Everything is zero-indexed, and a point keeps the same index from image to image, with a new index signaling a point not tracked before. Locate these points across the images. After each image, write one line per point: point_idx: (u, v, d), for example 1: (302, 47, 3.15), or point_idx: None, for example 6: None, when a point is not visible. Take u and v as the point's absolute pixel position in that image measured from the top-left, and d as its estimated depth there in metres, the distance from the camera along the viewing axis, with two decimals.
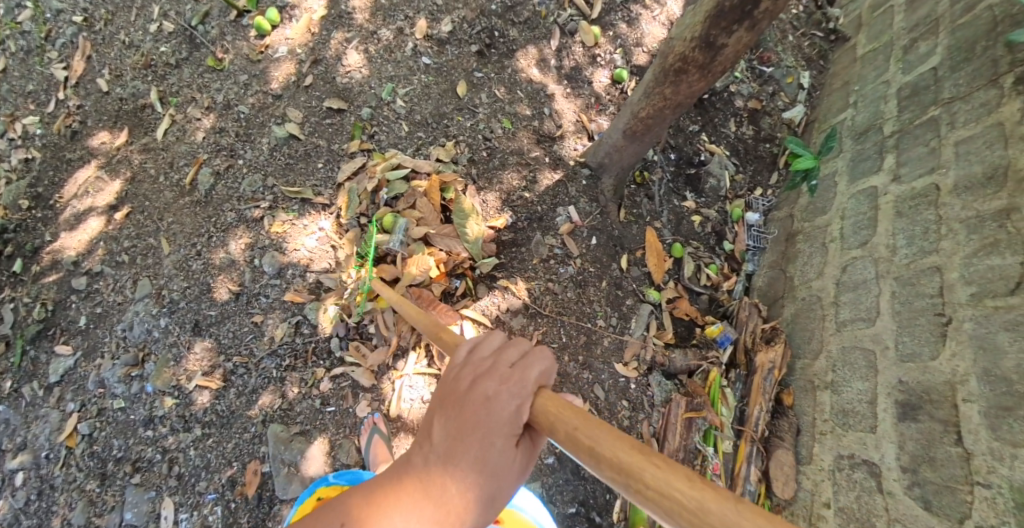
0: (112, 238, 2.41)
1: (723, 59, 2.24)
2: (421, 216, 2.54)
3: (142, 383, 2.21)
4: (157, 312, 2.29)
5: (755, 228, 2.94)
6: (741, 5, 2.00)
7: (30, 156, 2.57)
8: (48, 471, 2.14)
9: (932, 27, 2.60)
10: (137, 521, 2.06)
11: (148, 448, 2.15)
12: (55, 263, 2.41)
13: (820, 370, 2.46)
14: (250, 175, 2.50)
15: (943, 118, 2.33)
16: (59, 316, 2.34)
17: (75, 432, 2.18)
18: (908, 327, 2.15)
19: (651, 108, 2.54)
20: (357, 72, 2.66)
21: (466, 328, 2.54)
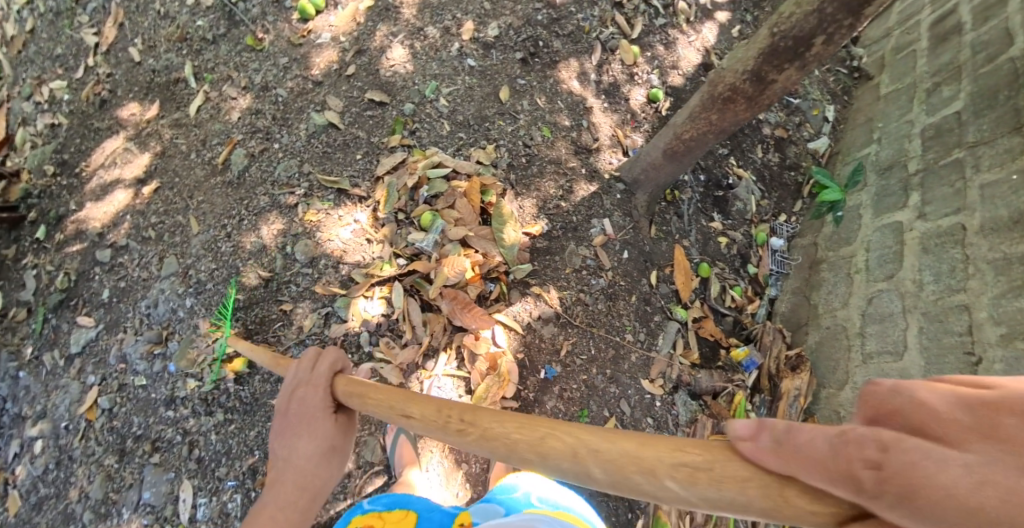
0: (138, 213, 2.43)
1: (771, 94, 2.29)
2: (460, 217, 2.49)
3: (164, 362, 2.24)
4: (182, 292, 2.33)
5: (778, 253, 3.02)
6: (795, 46, 2.08)
7: (56, 122, 2.68)
8: (67, 441, 2.21)
9: (955, 73, 2.77)
10: (155, 502, 2.10)
11: (168, 428, 2.17)
12: (78, 233, 2.44)
13: (845, 400, 2.55)
14: (285, 160, 2.48)
15: (968, 161, 2.48)
16: (81, 287, 2.40)
17: (95, 405, 2.23)
18: (938, 364, 2.28)
19: (694, 131, 2.55)
20: (401, 67, 2.62)
21: (497, 333, 2.49)
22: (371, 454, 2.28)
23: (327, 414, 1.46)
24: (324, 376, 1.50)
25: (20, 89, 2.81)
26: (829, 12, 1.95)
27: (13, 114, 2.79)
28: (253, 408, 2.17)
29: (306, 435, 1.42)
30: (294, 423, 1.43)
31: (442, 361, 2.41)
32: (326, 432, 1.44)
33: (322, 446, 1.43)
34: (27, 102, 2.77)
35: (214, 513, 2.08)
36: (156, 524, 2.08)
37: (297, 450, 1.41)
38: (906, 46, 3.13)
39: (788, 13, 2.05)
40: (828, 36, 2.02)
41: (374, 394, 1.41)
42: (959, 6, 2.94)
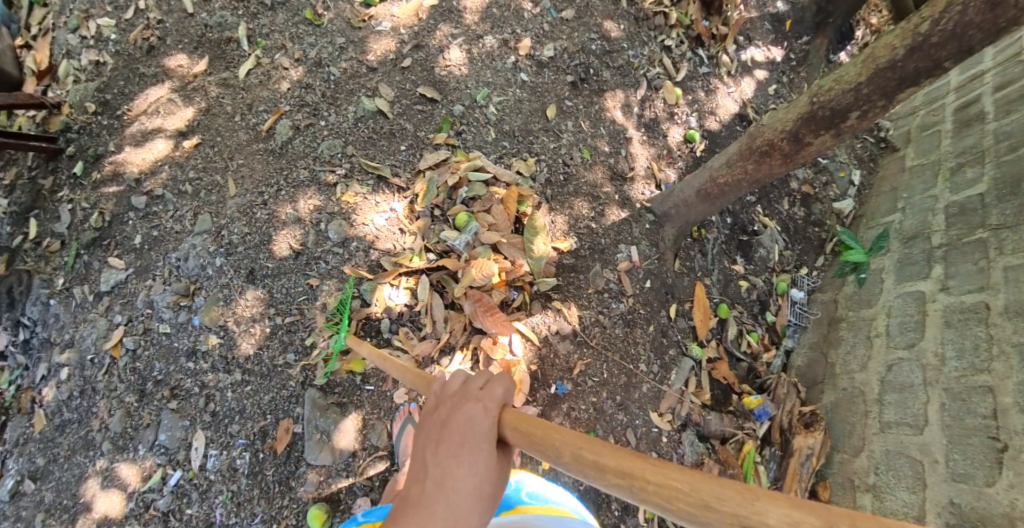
0: (177, 165, 2.42)
1: (807, 156, 2.30)
2: (493, 222, 2.50)
3: (190, 314, 2.29)
4: (213, 250, 2.35)
5: (797, 305, 3.02)
6: (831, 116, 2.12)
7: (102, 60, 2.53)
8: (92, 373, 2.24)
9: (979, 157, 2.72)
10: (169, 445, 2.16)
11: (187, 379, 2.24)
12: (117, 174, 2.42)
13: (861, 469, 2.48)
14: (330, 139, 2.49)
15: (991, 242, 2.41)
16: (115, 228, 2.39)
17: (121, 344, 2.27)
18: (961, 446, 2.18)
19: (729, 177, 2.54)
20: (457, 69, 2.67)
21: (514, 341, 2.44)
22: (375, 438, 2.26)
23: (486, 446, 1.15)
24: (485, 401, 1.21)
25: (65, 20, 2.61)
26: (865, 92, 2.01)
27: (55, 43, 2.60)
28: (272, 374, 2.27)
29: (461, 466, 1.12)
30: (445, 447, 1.15)
31: (457, 360, 2.39)
32: (482, 470, 1.13)
33: (474, 488, 1.11)
34: (72, 34, 2.57)
35: (223, 467, 2.16)
36: (168, 466, 2.15)
37: (449, 483, 1.10)
38: (932, 125, 3.15)
39: (830, 86, 2.11)
40: (863, 113, 2.05)
41: (529, 426, 1.16)
42: (983, 94, 2.91)
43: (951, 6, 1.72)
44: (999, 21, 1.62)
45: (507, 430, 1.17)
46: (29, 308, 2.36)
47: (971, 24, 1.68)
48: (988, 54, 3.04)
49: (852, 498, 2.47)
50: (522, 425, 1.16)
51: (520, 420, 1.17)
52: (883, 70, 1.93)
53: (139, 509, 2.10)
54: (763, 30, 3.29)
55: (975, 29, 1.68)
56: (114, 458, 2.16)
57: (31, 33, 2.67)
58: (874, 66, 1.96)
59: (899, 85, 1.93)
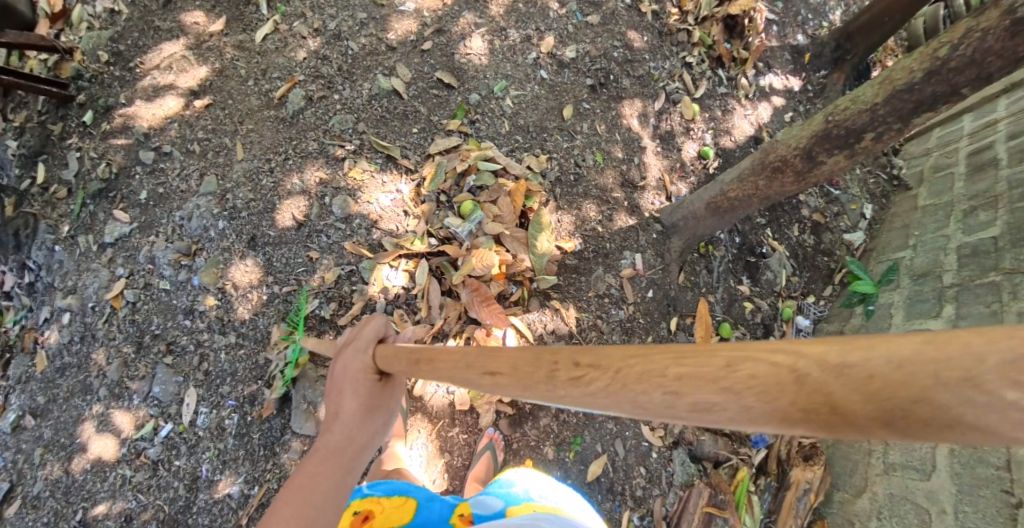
0: (186, 124, 2.36)
1: (820, 174, 2.24)
2: (498, 214, 2.42)
3: (190, 274, 2.19)
4: (217, 213, 2.25)
5: (802, 332, 2.92)
6: (846, 136, 2.08)
7: (117, 9, 2.53)
8: (93, 320, 2.14)
9: (991, 201, 2.64)
10: (162, 398, 2.08)
11: (183, 336, 2.14)
12: (126, 127, 2.35)
13: (860, 510, 2.41)
14: (342, 114, 2.45)
15: (1005, 286, 2.35)
16: (121, 182, 2.29)
17: (122, 295, 2.16)
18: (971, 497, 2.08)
19: (740, 192, 2.48)
20: (477, 58, 2.67)
21: (509, 336, 2.35)
22: None
23: (368, 372, 1.31)
24: (364, 340, 1.36)
25: None
26: (881, 114, 1.98)
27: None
28: (266, 340, 2.16)
29: (346, 397, 1.28)
30: (336, 384, 1.30)
31: None
32: (364, 394, 1.29)
33: (362, 410, 1.28)
34: None
35: (212, 425, 2.08)
36: (161, 417, 2.07)
37: (338, 413, 1.27)
38: (945, 167, 3.00)
39: (845, 106, 2.08)
40: (879, 134, 2.02)
41: (399, 352, 1.25)
42: (995, 142, 2.78)
43: (971, 33, 1.76)
44: (1019, 51, 1.67)
45: (381, 358, 1.31)
46: (35, 252, 2.25)
47: (989, 52, 1.72)
48: (1002, 102, 2.90)
49: None
50: (393, 356, 1.27)
51: (395, 350, 1.28)
52: (899, 93, 1.93)
53: (131, 456, 2.03)
54: (782, 59, 3.26)
55: (993, 57, 1.72)
56: (110, 405, 2.07)
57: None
58: (891, 89, 1.95)
59: (916, 109, 1.93)
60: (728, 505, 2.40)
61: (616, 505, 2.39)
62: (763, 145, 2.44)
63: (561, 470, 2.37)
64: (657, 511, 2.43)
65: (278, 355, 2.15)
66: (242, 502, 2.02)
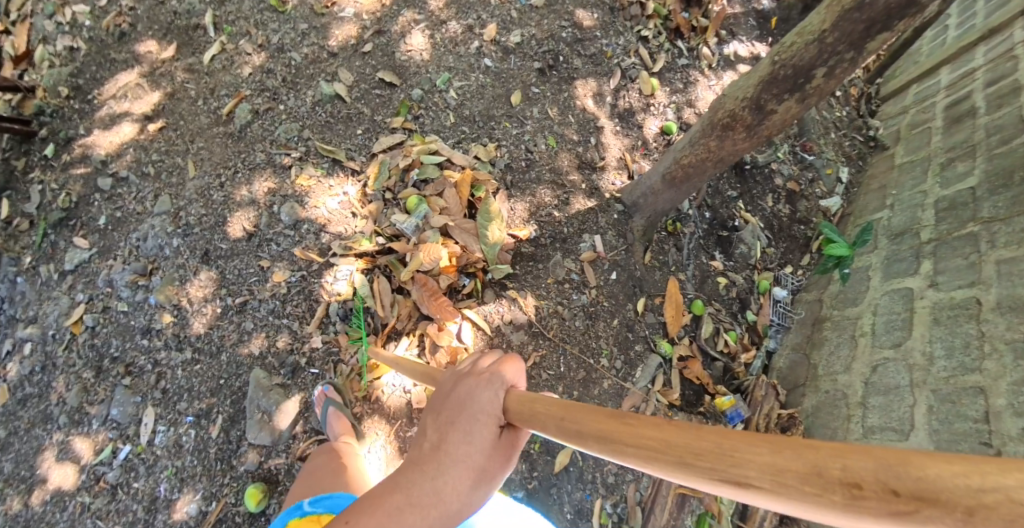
0: (142, 148, 2.42)
1: (771, 126, 2.14)
2: (445, 206, 2.44)
3: (146, 293, 2.26)
4: (171, 232, 2.31)
5: (781, 304, 2.83)
6: (794, 76, 1.97)
7: (76, 46, 2.57)
8: (53, 349, 2.23)
9: (970, 150, 2.53)
10: (121, 419, 2.16)
11: (141, 356, 2.22)
12: (84, 157, 2.43)
13: None
14: (287, 122, 2.48)
15: (982, 235, 2.23)
16: (81, 209, 2.38)
17: (81, 321, 2.25)
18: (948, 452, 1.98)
19: (693, 158, 2.39)
20: (419, 54, 2.67)
21: (462, 329, 2.36)
22: (318, 422, 2.23)
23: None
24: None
25: (43, 6, 2.63)
26: (829, 42, 1.85)
27: (34, 30, 2.61)
28: (220, 350, 2.25)
29: (457, 436, 1.01)
30: (453, 415, 1.03)
31: (403, 345, 2.31)
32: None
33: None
34: (49, 20, 2.60)
35: (169, 442, 2.15)
36: (119, 440, 2.15)
37: (445, 450, 1.00)
38: (922, 123, 2.91)
39: (791, 43, 1.96)
40: (829, 69, 1.91)
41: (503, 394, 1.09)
42: (973, 92, 2.70)
43: None
44: None
45: (511, 407, 1.02)
46: None
47: None
48: (979, 51, 2.83)
49: None
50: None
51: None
52: (848, 13, 1.78)
53: (90, 482, 2.11)
54: (747, 25, 3.16)
55: None
56: (70, 432, 2.16)
57: (13, 19, 2.65)
58: (838, 10, 1.80)
59: (867, 29, 1.77)
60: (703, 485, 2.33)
61: (587, 494, 2.33)
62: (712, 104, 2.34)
63: (526, 462, 2.32)
64: (630, 497, 2.37)
65: (226, 369, 2.23)
66: (201, 519, 2.09)
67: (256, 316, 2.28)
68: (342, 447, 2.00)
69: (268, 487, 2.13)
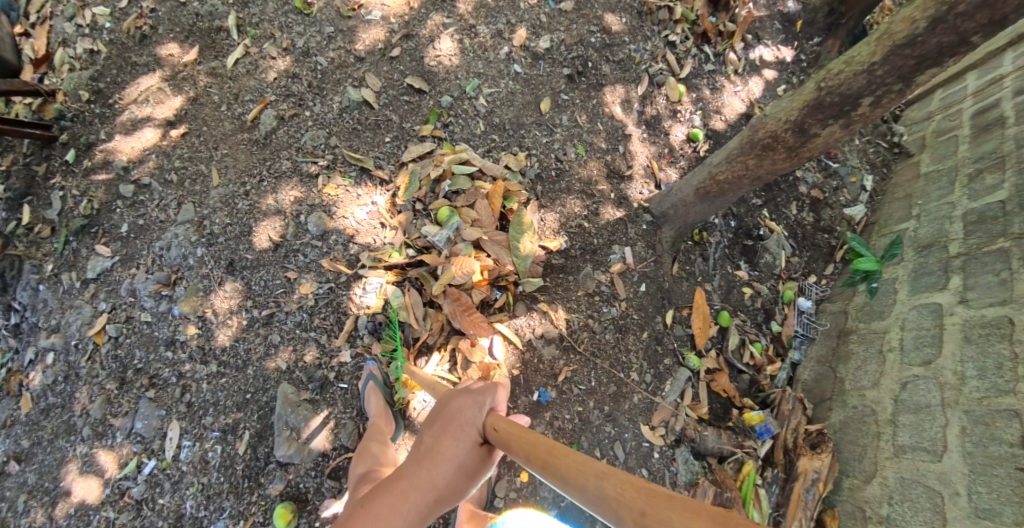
0: (164, 154, 2.29)
1: (812, 149, 2.13)
2: (477, 218, 2.33)
3: (170, 304, 2.12)
4: (195, 241, 2.18)
5: (805, 315, 2.84)
6: (841, 103, 1.94)
7: (96, 48, 2.41)
8: (76, 359, 2.08)
9: (999, 162, 2.53)
10: (145, 433, 2.01)
11: (165, 368, 2.07)
12: (106, 162, 2.28)
13: (872, 497, 2.29)
14: (313, 129, 2.37)
15: (1013, 251, 2.24)
16: (102, 216, 2.23)
17: (103, 331, 2.11)
18: (983, 476, 2.01)
19: (729, 174, 2.39)
20: (447, 59, 2.60)
21: (495, 344, 2.25)
22: (347, 438, 2.07)
23: (473, 439, 1.41)
24: (471, 408, 1.44)
25: (64, 8, 2.48)
26: (878, 74, 1.82)
27: (53, 32, 2.46)
28: (248, 364, 2.10)
29: (449, 438, 1.41)
30: (447, 425, 1.43)
31: (434, 362, 2.21)
32: (463, 451, 1.40)
33: (457, 465, 1.39)
34: (68, 22, 2.45)
35: (195, 458, 1.99)
36: (144, 454, 1.99)
37: (439, 447, 1.40)
38: (949, 130, 2.90)
39: (838, 69, 1.93)
40: (876, 98, 1.88)
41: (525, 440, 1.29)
42: (1001, 100, 2.68)
43: None
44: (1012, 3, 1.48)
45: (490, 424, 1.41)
46: (19, 292, 2.19)
47: None
48: (1008, 56, 2.80)
49: None
50: (503, 428, 1.37)
51: (506, 429, 1.36)
52: (900, 47, 1.74)
53: (115, 497, 1.95)
54: (773, 29, 3.12)
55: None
56: (94, 445, 2.00)
57: (32, 22, 2.52)
58: (889, 43, 1.76)
59: (917, 64, 1.74)
60: (734, 503, 2.36)
61: None
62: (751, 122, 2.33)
63: None
64: None
65: (254, 383, 2.08)
66: None
67: (283, 329, 2.13)
68: (375, 442, 1.92)
69: (297, 507, 1.98)
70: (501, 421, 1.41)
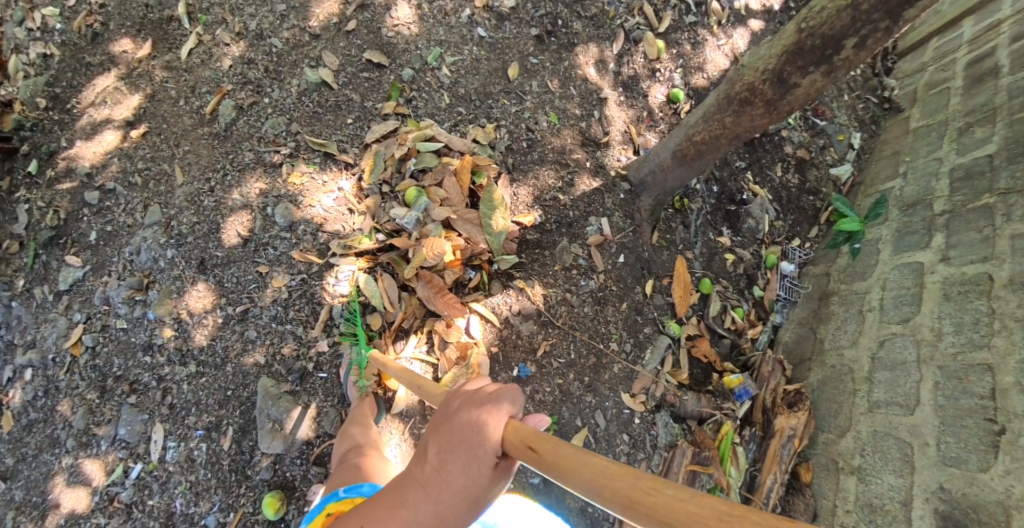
0: (126, 156, 2.18)
1: (791, 102, 2.06)
2: (446, 197, 2.28)
3: (145, 309, 2.04)
4: (164, 243, 2.09)
5: (788, 278, 2.82)
6: (822, 46, 1.85)
7: (49, 52, 2.30)
8: (54, 373, 2.02)
9: (989, 115, 2.44)
10: (130, 438, 1.95)
11: (144, 373, 2.01)
12: (69, 170, 2.18)
13: (845, 450, 2.34)
14: (274, 116, 2.27)
15: (998, 208, 2.19)
16: (70, 226, 2.15)
17: (80, 342, 2.03)
18: (953, 427, 2.03)
19: (707, 134, 2.31)
20: (406, 29, 2.49)
21: (472, 324, 2.26)
22: (331, 427, 2.03)
23: (486, 461, 1.13)
24: (486, 422, 1.14)
25: (13, 13, 2.34)
26: (863, 9, 1.71)
27: (3, 38, 2.32)
28: (226, 363, 2.03)
29: (456, 463, 1.14)
30: (453, 445, 1.15)
31: (412, 344, 2.19)
32: (475, 476, 1.13)
33: (466, 491, 1.14)
34: (19, 28, 2.33)
35: (181, 457, 1.95)
36: (130, 459, 1.94)
37: (445, 473, 1.14)
38: (941, 82, 2.78)
39: (821, 7, 1.82)
40: (861, 38, 1.77)
41: (521, 436, 1.12)
42: (998, 47, 2.55)
43: None
44: None
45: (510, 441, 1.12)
46: None
47: None
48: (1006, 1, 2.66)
49: (835, 480, 2.33)
50: (526, 439, 1.10)
51: (522, 442, 1.10)
52: None
53: (104, 503, 1.91)
54: None
55: None
56: (79, 455, 1.95)
57: None
58: None
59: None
60: (712, 462, 2.40)
61: None
62: (727, 76, 2.24)
63: None
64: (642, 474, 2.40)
65: (232, 381, 2.02)
66: None
67: (259, 324, 2.07)
68: (356, 427, 1.92)
69: (285, 494, 1.95)
70: (520, 434, 1.12)
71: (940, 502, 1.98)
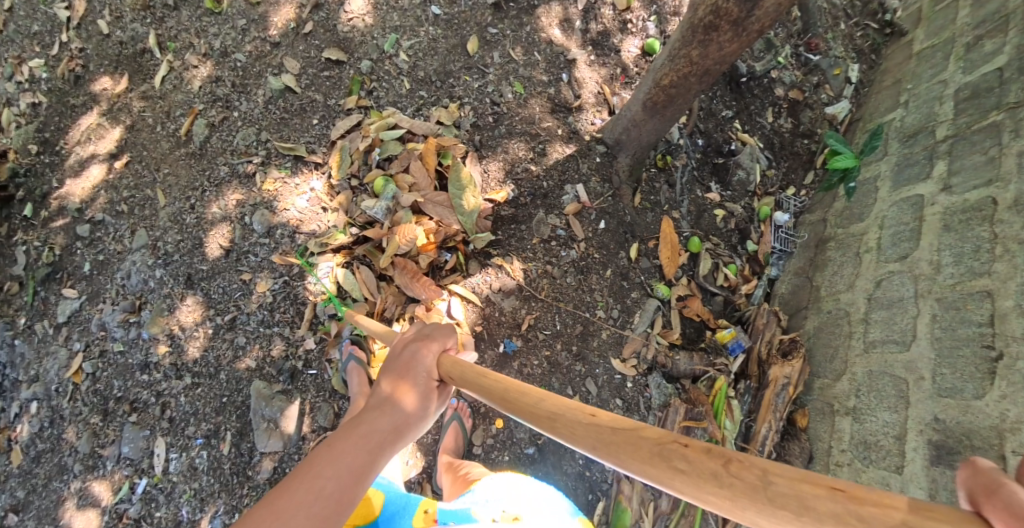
0: (112, 187, 2.40)
1: (760, 19, 1.82)
2: (414, 182, 2.39)
3: (139, 329, 2.26)
4: (153, 263, 2.31)
5: (783, 229, 2.72)
6: None
7: (37, 101, 2.53)
8: (58, 402, 2.25)
9: (1003, 23, 2.20)
10: (133, 455, 2.17)
11: (144, 391, 2.22)
12: (61, 209, 2.42)
13: (841, 393, 2.23)
14: (244, 128, 2.43)
15: (1005, 125, 1.98)
16: (65, 261, 2.38)
17: (81, 370, 2.26)
18: (949, 358, 1.90)
19: (674, 76, 2.16)
20: (360, 20, 2.56)
21: (453, 306, 2.37)
22: (325, 420, 2.23)
23: (431, 381, 1.33)
24: (427, 352, 1.37)
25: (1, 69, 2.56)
26: None
27: None
28: (219, 369, 2.24)
29: (407, 384, 1.29)
30: (403, 371, 1.31)
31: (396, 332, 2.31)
32: (424, 395, 1.30)
33: (416, 408, 1.28)
34: (8, 82, 2.54)
35: (183, 467, 2.17)
36: (134, 475, 2.16)
37: (399, 392, 1.28)
38: None
39: None
40: None
41: (452, 366, 1.34)
42: None
43: None
44: None
45: (445, 366, 1.35)
46: None
47: None
48: None
49: (832, 424, 2.24)
50: (452, 368, 1.33)
51: (451, 369, 1.33)
52: None
53: (114, 520, 2.14)
54: None
55: None
56: (86, 478, 2.18)
57: None
58: None
59: None
60: (706, 416, 2.33)
61: None
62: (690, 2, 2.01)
63: None
64: None
65: (227, 384, 2.22)
66: None
67: (247, 330, 2.26)
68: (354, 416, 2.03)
69: None
70: (453, 360, 1.36)
71: (935, 434, 1.87)
